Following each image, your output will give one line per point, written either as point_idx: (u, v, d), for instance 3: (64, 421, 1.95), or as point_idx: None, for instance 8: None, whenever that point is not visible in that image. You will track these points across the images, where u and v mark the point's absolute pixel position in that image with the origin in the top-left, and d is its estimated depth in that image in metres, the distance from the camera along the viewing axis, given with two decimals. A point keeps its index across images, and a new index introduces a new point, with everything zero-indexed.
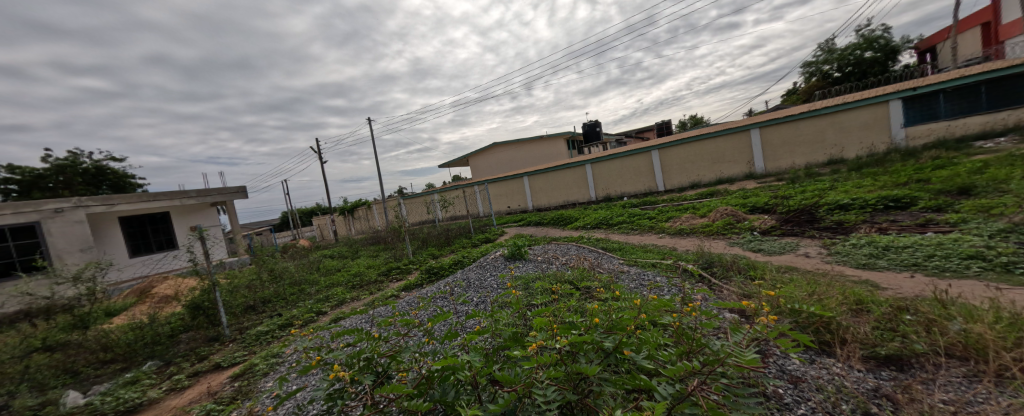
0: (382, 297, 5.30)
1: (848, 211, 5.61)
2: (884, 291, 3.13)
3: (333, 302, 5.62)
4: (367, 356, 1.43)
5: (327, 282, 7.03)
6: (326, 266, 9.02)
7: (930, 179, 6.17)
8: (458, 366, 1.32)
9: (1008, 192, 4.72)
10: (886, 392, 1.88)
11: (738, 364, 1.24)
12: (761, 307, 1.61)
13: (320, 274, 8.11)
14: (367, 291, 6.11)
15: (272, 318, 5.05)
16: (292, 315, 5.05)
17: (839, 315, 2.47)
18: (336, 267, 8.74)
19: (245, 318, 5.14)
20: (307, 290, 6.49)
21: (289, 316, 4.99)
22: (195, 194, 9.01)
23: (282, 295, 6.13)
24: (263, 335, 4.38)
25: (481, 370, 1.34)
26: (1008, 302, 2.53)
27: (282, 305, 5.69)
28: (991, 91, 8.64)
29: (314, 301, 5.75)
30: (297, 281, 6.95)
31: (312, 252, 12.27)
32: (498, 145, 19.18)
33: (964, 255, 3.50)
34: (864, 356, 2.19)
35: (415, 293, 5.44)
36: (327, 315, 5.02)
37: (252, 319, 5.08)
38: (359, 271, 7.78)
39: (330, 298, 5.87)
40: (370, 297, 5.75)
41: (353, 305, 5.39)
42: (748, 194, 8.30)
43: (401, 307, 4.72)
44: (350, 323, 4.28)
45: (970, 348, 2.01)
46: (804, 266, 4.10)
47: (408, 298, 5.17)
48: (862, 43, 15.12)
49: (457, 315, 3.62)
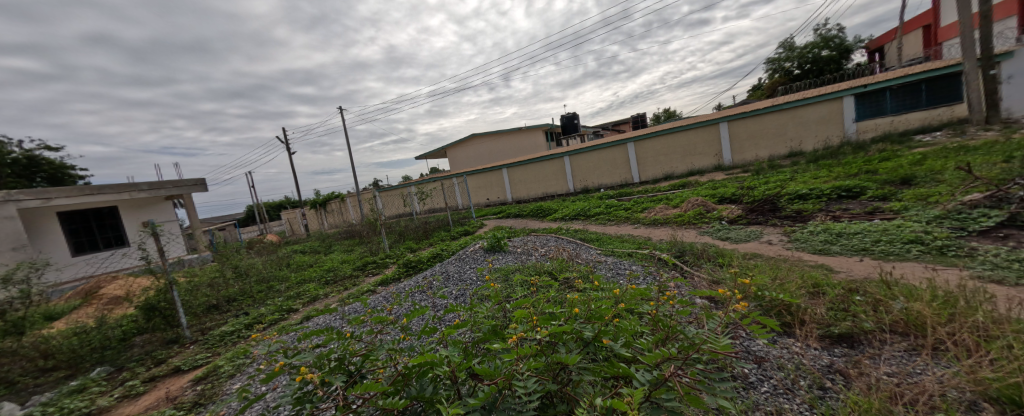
0: (356, 294, 5.14)
1: (806, 200, 5.96)
2: (837, 274, 3.37)
3: (305, 298, 5.42)
4: (340, 355, 1.38)
5: (298, 278, 6.79)
6: (297, 261, 8.68)
7: (877, 170, 6.64)
8: (436, 362, 1.28)
9: (943, 182, 5.17)
10: (839, 367, 2.02)
11: (712, 349, 1.27)
12: (735, 292, 1.65)
13: (290, 270, 7.77)
14: (342, 287, 5.94)
15: (238, 317, 4.82)
16: (260, 313, 4.83)
17: (800, 298, 2.62)
18: (308, 263, 8.41)
19: (208, 318, 4.84)
20: (276, 287, 6.23)
21: (257, 314, 4.79)
22: (147, 187, 8.36)
23: (249, 293, 5.87)
24: (228, 335, 4.18)
25: (461, 364, 1.32)
26: (943, 282, 2.77)
27: (249, 303, 5.45)
28: (930, 89, 9.33)
29: (284, 298, 5.55)
30: (265, 278, 6.68)
31: (281, 248, 11.79)
32: (476, 136, 18.99)
33: (905, 239, 3.79)
34: (820, 335, 2.34)
35: (392, 287, 5.35)
36: (297, 313, 4.85)
37: (215, 319, 4.81)
38: (332, 266, 7.54)
39: (301, 295, 5.67)
40: (345, 293, 5.60)
41: (328, 302, 5.23)
42: (717, 185, 8.61)
43: (374, 304, 4.61)
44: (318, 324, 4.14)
45: (910, 324, 2.19)
46: (768, 253, 4.33)
47: (384, 293, 5.07)
48: (819, 42, 15.97)
49: (435, 310, 3.63)
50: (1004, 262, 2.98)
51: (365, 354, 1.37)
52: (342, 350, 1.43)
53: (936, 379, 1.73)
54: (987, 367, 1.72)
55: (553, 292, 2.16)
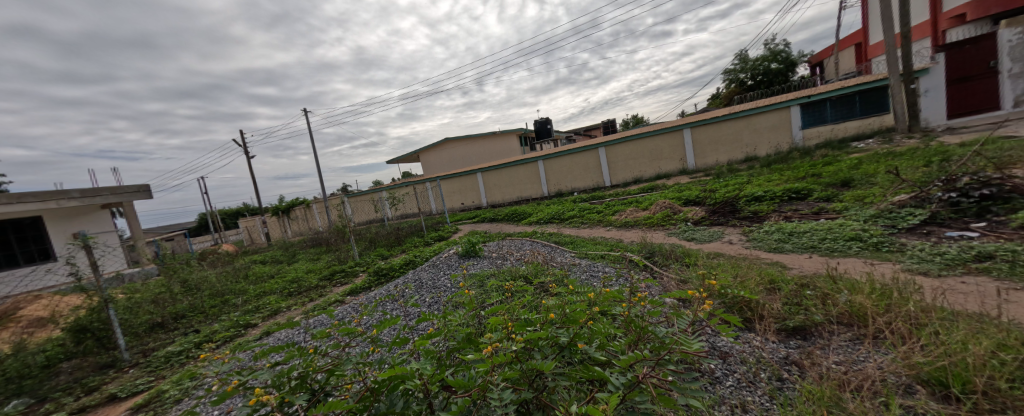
0: (321, 305, 4.90)
1: (761, 201, 6.34)
2: (790, 270, 3.61)
3: (265, 312, 5.12)
4: (301, 373, 1.28)
5: (258, 290, 6.37)
6: (256, 273, 8.16)
7: (822, 173, 7.19)
8: (406, 375, 1.22)
9: (876, 183, 5.68)
10: (794, 358, 2.13)
11: (684, 350, 1.30)
12: (702, 292, 1.71)
13: (248, 282, 7.27)
14: (306, 298, 5.65)
15: (187, 336, 4.45)
16: (212, 330, 4.50)
17: (758, 295, 2.76)
18: (269, 274, 7.92)
19: (151, 338, 4.40)
20: (232, 301, 5.81)
21: (208, 331, 4.44)
22: (79, 195, 7.55)
23: (200, 308, 5.43)
24: (174, 356, 3.84)
25: (433, 375, 1.26)
26: (879, 275, 3.03)
27: (200, 320, 5.05)
28: (863, 100, 10.23)
29: (241, 312, 5.19)
30: (219, 292, 6.22)
31: (238, 258, 11.05)
32: (449, 141, 18.80)
33: (847, 237, 4.10)
34: (777, 328, 2.47)
35: (361, 297, 5.14)
36: (256, 328, 4.58)
37: (160, 338, 4.40)
38: (296, 276, 7.15)
39: (260, 308, 5.34)
40: (310, 305, 5.32)
41: (290, 315, 4.95)
42: (683, 188, 8.99)
43: (340, 316, 4.40)
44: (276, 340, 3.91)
45: (854, 316, 2.36)
46: (729, 251, 4.55)
47: (351, 303, 4.86)
48: (768, 55, 17.20)
49: (406, 319, 3.53)
50: (928, 256, 3.30)
51: (329, 370, 1.28)
52: (304, 367, 1.33)
53: (880, 365, 1.87)
54: (919, 351, 1.88)
55: (527, 297, 2.15)
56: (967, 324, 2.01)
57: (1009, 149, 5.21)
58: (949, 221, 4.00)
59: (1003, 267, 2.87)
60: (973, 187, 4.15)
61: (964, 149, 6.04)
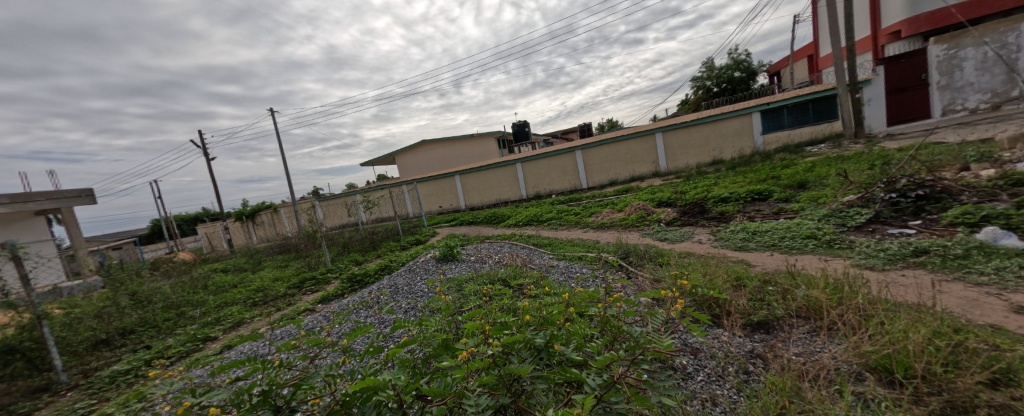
0: (288, 316, 4.70)
1: (727, 202, 6.66)
2: (754, 267, 3.82)
3: (227, 324, 4.89)
4: (266, 388, 1.21)
5: (218, 301, 6.04)
6: (217, 282, 7.70)
7: (781, 175, 7.64)
8: (380, 386, 1.19)
9: (828, 185, 6.10)
10: (758, 352, 2.26)
11: (657, 349, 1.35)
12: (674, 292, 1.78)
13: (207, 293, 6.86)
14: (274, 308, 5.41)
15: (137, 352, 4.14)
16: (167, 346, 4.22)
17: (726, 292, 2.90)
18: (231, 283, 7.51)
19: (94, 356, 4.05)
20: (190, 314, 5.47)
21: (161, 347, 4.16)
22: (10, 199, 6.85)
23: (153, 322, 5.09)
24: (122, 375, 3.56)
25: (408, 385, 1.24)
26: (832, 271, 3.27)
27: (153, 334, 4.71)
28: (816, 107, 10.97)
29: (199, 325, 4.90)
30: (174, 304, 5.87)
31: (198, 267, 10.42)
32: (426, 143, 18.57)
33: (804, 235, 4.38)
34: (743, 324, 2.60)
35: (332, 305, 4.98)
36: (217, 341, 4.38)
37: (105, 356, 4.05)
38: (263, 285, 6.82)
39: (221, 320, 5.08)
40: (277, 315, 5.10)
41: (255, 326, 4.74)
42: (655, 190, 9.30)
43: (307, 326, 4.24)
44: (238, 353, 3.73)
45: (811, 310, 2.53)
46: (699, 251, 4.75)
47: (321, 312, 4.71)
48: (732, 64, 18.14)
49: (381, 327, 3.45)
50: (874, 252, 3.59)
51: (296, 385, 1.23)
52: (269, 382, 1.27)
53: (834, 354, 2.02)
54: (867, 341, 2.03)
55: (505, 301, 2.16)
56: (907, 314, 2.21)
57: (939, 153, 5.75)
58: (890, 219, 4.35)
59: (935, 260, 3.16)
60: (909, 188, 4.55)
61: (901, 154, 6.61)
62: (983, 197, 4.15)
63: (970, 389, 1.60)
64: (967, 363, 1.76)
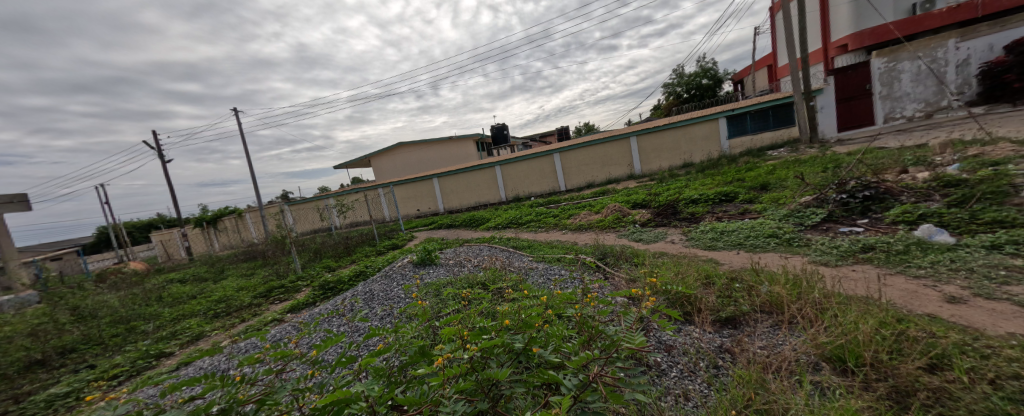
0: (254, 327, 4.49)
1: (697, 204, 6.98)
2: (722, 265, 4.05)
3: (184, 338, 4.64)
4: (227, 405, 1.16)
5: (174, 314, 5.68)
6: (175, 293, 7.24)
7: (745, 178, 8.08)
8: (352, 398, 1.18)
9: (788, 187, 6.52)
10: (726, 346, 2.40)
11: (630, 347, 1.44)
12: (647, 291, 1.87)
13: (162, 305, 6.43)
14: (238, 319, 5.18)
15: (80, 373, 3.82)
16: (115, 364, 3.94)
17: (696, 290, 3.05)
18: (190, 294, 7.07)
19: (27, 379, 3.67)
20: (141, 328, 5.11)
21: (108, 366, 3.87)
22: None
23: (98, 339, 4.73)
24: (59, 399, 3.28)
25: (382, 395, 1.25)
26: (792, 267, 3.52)
27: (99, 352, 4.38)
28: (777, 114, 11.67)
29: (152, 340, 4.60)
30: (124, 319, 5.54)
31: (152, 278, 9.75)
32: (403, 145, 18.29)
33: (766, 234, 4.66)
34: (712, 320, 2.74)
35: (303, 314, 4.82)
36: (173, 357, 4.18)
37: (41, 378, 3.70)
38: (226, 295, 6.49)
39: (178, 333, 4.82)
40: (241, 327, 4.88)
41: (216, 339, 4.52)
42: (631, 192, 9.58)
43: (274, 338, 4.10)
44: (195, 370, 3.54)
45: (772, 305, 2.72)
46: (672, 250, 4.95)
47: (289, 323, 4.57)
48: (700, 72, 19.01)
49: (355, 335, 3.39)
50: (828, 249, 3.88)
51: (259, 401, 1.20)
52: (228, 400, 1.22)
53: (795, 347, 2.17)
54: (823, 332, 2.20)
55: (485, 304, 2.19)
56: (857, 306, 2.42)
57: (882, 157, 6.29)
58: (842, 218, 4.71)
59: (881, 256, 3.46)
60: (857, 189, 4.93)
61: (850, 158, 7.16)
62: (919, 197, 4.57)
63: (912, 375, 1.78)
64: (908, 350, 1.95)
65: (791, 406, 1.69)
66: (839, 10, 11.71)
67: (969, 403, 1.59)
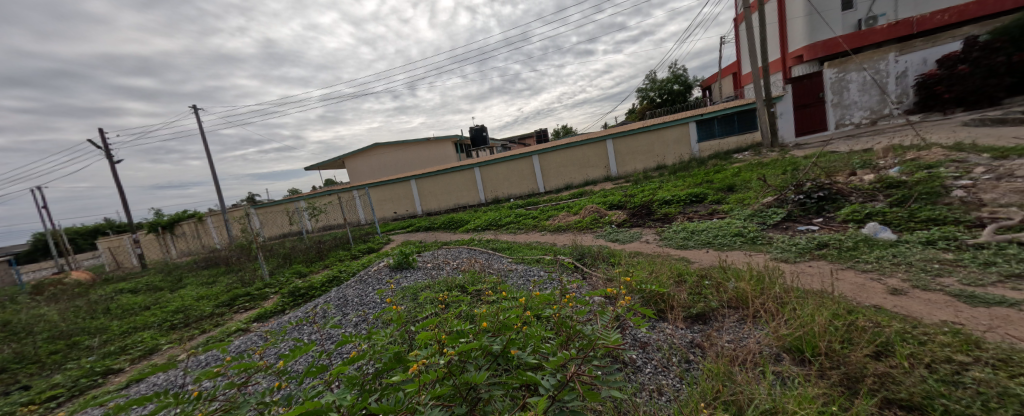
0: (215, 338, 4.27)
1: (670, 204, 7.26)
2: (692, 263, 4.25)
3: (136, 353, 4.36)
4: None
5: (124, 327, 5.31)
6: (125, 304, 6.75)
7: (714, 179, 8.48)
8: (325, 408, 1.16)
9: (752, 188, 6.90)
10: (697, 341, 2.53)
11: (606, 345, 1.50)
12: (622, 291, 1.94)
13: (110, 318, 5.98)
14: (197, 331, 4.91)
15: (11, 395, 3.49)
16: (52, 383, 3.62)
17: (669, 288, 3.19)
18: (143, 305, 6.62)
19: None
20: (85, 344, 4.73)
21: (45, 387, 3.55)
22: None
23: (34, 357, 4.34)
24: None
25: (354, 405, 1.24)
26: (755, 264, 3.75)
27: (34, 371, 4.01)
28: (742, 119, 12.31)
29: (98, 356, 4.28)
30: (64, 334, 5.10)
31: (98, 288, 9.03)
32: (379, 146, 17.92)
33: (733, 233, 4.93)
34: (684, 316, 2.88)
35: (269, 324, 4.63)
36: (122, 374, 3.90)
37: None
38: (184, 305, 6.13)
39: (129, 348, 4.51)
40: (201, 339, 4.62)
41: (171, 354, 4.27)
42: (607, 193, 9.82)
43: (237, 349, 3.92)
44: (146, 388, 3.31)
45: (739, 300, 2.89)
46: (647, 250, 5.13)
47: (254, 333, 4.38)
48: (672, 78, 19.76)
49: (325, 345, 3.30)
50: (787, 246, 4.16)
51: None
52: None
53: (759, 340, 2.31)
54: (784, 325, 2.36)
55: (464, 307, 2.21)
56: (813, 299, 2.61)
57: (835, 160, 6.78)
58: (799, 217, 5.05)
59: (833, 252, 3.74)
60: (813, 190, 5.29)
61: (806, 161, 7.68)
62: (866, 197, 4.97)
63: (860, 362, 1.95)
64: (857, 339, 2.13)
65: (755, 396, 1.81)
66: (795, 23, 12.52)
67: (909, 386, 1.75)
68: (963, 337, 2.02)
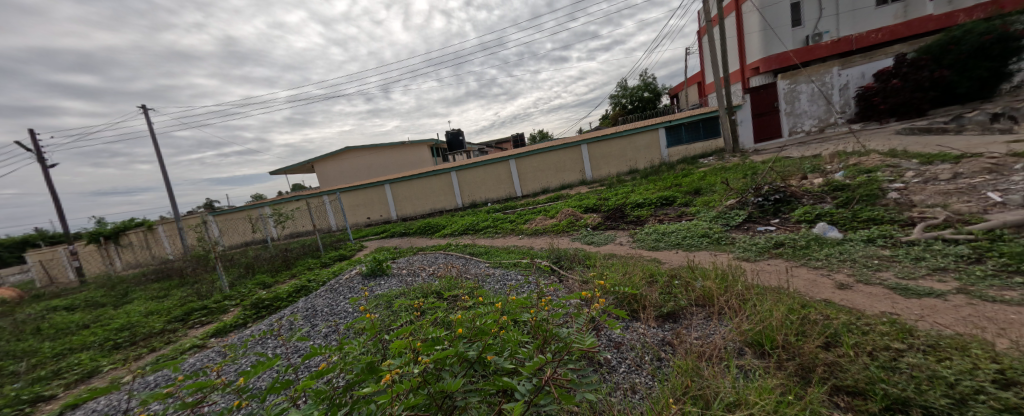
0: (166, 356, 3.96)
1: (642, 207, 7.52)
2: (663, 263, 4.44)
3: (73, 376, 3.98)
4: None
5: (59, 349, 4.82)
6: (60, 323, 6.13)
7: (682, 183, 8.86)
8: None
9: (717, 190, 7.28)
10: (668, 339, 2.63)
11: (581, 347, 1.54)
12: (596, 292, 1.99)
13: (42, 339, 5.41)
14: (147, 349, 4.55)
15: None
16: None
17: (641, 289, 3.31)
18: (81, 323, 6.04)
19: None
20: (10, 369, 4.25)
21: None
22: None
23: None
24: None
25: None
26: (720, 264, 3.97)
27: None
28: (707, 126, 12.98)
29: (26, 383, 3.85)
30: None
31: (28, 306, 8.15)
32: (352, 149, 17.41)
33: (700, 234, 5.17)
34: (655, 315, 2.98)
35: (229, 338, 4.37)
36: (56, 401, 3.54)
37: None
38: (131, 321, 5.67)
39: (64, 372, 4.10)
40: (150, 359, 4.28)
41: (115, 376, 3.93)
42: (582, 197, 10.03)
43: (191, 367, 3.66)
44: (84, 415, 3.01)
45: (706, 298, 3.04)
46: (621, 252, 5.30)
47: (212, 348, 4.12)
48: (642, 85, 20.53)
49: (291, 359, 3.16)
50: (749, 246, 4.42)
51: None
52: None
53: (724, 335, 2.44)
54: (746, 320, 2.51)
55: (441, 313, 2.19)
56: (771, 295, 2.80)
57: (790, 165, 7.27)
58: (759, 218, 5.39)
59: (789, 251, 4.01)
60: (771, 193, 5.64)
61: (764, 166, 8.20)
62: (816, 199, 5.37)
63: (812, 353, 2.10)
64: (810, 332, 2.30)
65: (720, 389, 1.91)
66: (751, 37, 13.38)
67: (854, 374, 1.92)
68: (899, 326, 2.23)
